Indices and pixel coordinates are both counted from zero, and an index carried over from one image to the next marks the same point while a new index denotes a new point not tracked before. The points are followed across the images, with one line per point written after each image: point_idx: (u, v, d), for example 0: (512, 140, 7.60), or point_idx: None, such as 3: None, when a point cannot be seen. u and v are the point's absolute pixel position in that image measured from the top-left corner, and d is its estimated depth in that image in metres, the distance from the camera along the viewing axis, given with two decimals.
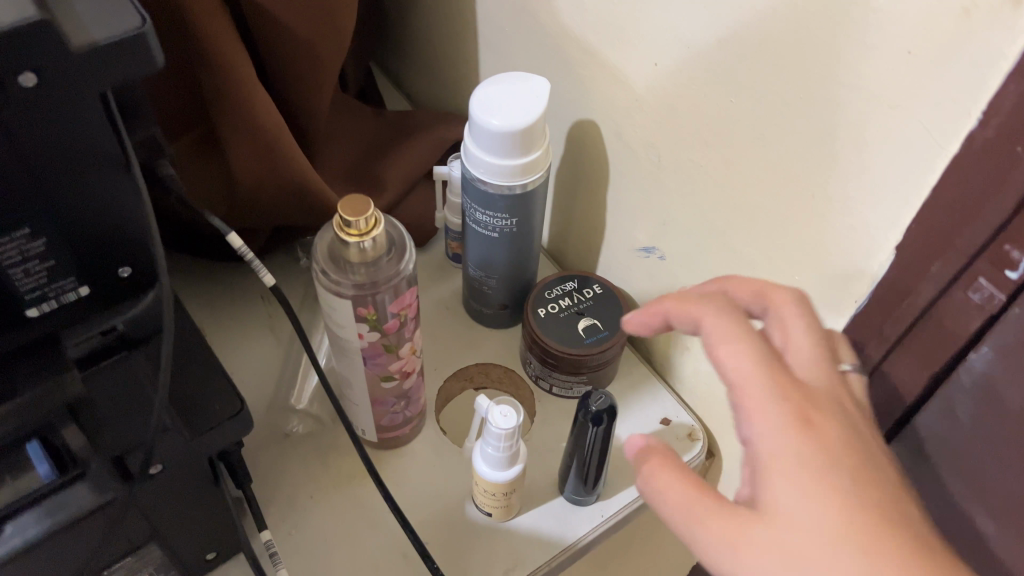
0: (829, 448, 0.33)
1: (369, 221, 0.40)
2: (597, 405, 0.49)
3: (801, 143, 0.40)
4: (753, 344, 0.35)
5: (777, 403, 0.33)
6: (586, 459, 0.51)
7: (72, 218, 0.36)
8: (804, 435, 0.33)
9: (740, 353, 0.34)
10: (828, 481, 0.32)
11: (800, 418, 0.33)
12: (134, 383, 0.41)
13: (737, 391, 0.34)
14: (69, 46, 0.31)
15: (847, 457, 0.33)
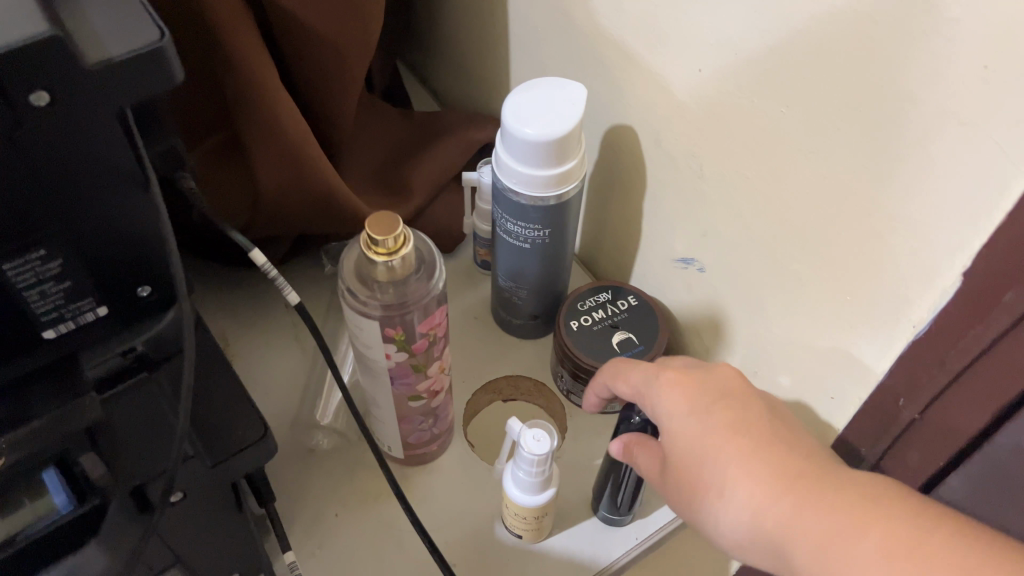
0: (701, 398, 0.43)
1: (398, 239, 0.38)
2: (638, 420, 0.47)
3: (858, 158, 0.38)
4: (632, 366, 0.47)
5: (655, 385, 0.45)
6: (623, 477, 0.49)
7: (87, 238, 0.34)
8: (682, 392, 0.43)
9: (631, 371, 0.47)
10: (713, 430, 0.41)
11: (677, 381, 0.44)
12: (155, 407, 0.40)
13: (636, 392, 0.46)
14: (83, 61, 0.30)
15: (720, 402, 0.42)
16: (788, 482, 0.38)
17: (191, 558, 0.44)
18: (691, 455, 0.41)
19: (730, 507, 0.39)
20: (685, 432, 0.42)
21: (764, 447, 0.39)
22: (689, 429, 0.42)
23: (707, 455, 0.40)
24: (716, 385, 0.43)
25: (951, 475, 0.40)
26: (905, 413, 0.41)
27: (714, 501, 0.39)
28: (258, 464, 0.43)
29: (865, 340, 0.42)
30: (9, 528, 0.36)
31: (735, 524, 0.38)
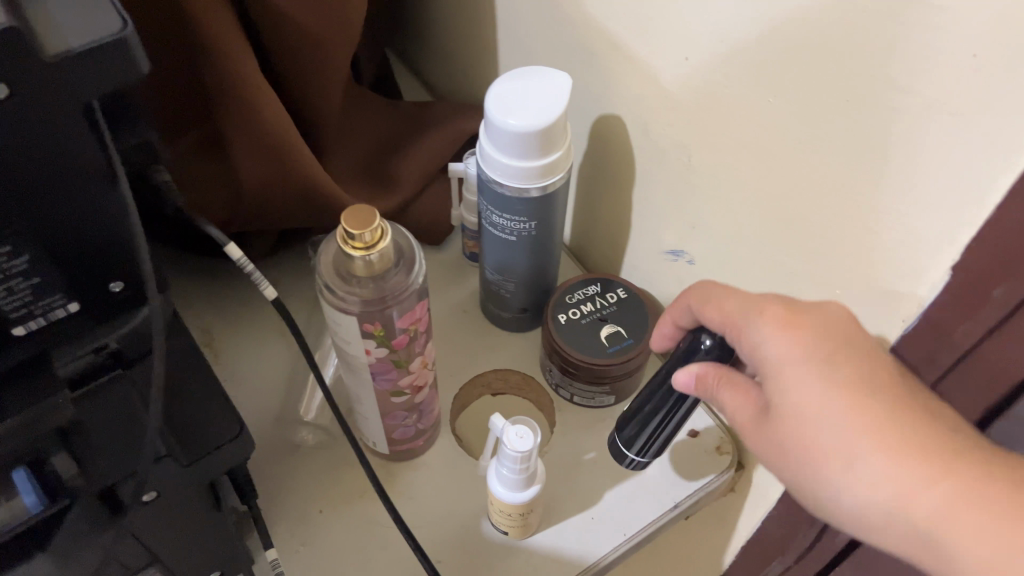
0: (821, 343, 0.36)
1: (375, 233, 0.38)
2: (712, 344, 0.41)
3: (846, 150, 0.37)
4: (722, 295, 0.40)
5: (757, 322, 0.38)
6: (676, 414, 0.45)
7: (54, 232, 0.33)
8: (798, 334, 0.36)
9: (724, 300, 0.40)
10: (839, 393, 0.35)
11: (785, 320, 0.37)
12: (128, 409, 0.39)
13: (727, 325, 0.40)
14: (42, 52, 0.29)
15: (843, 351, 0.36)
16: (946, 460, 0.32)
17: (168, 557, 0.44)
18: (811, 417, 0.35)
19: (860, 481, 0.34)
20: (808, 387, 0.35)
21: (891, 406, 0.34)
22: (810, 387, 0.35)
23: (829, 419, 0.35)
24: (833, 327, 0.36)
25: None
26: None
27: (834, 476, 0.35)
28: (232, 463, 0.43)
29: None
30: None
31: (857, 504, 0.34)
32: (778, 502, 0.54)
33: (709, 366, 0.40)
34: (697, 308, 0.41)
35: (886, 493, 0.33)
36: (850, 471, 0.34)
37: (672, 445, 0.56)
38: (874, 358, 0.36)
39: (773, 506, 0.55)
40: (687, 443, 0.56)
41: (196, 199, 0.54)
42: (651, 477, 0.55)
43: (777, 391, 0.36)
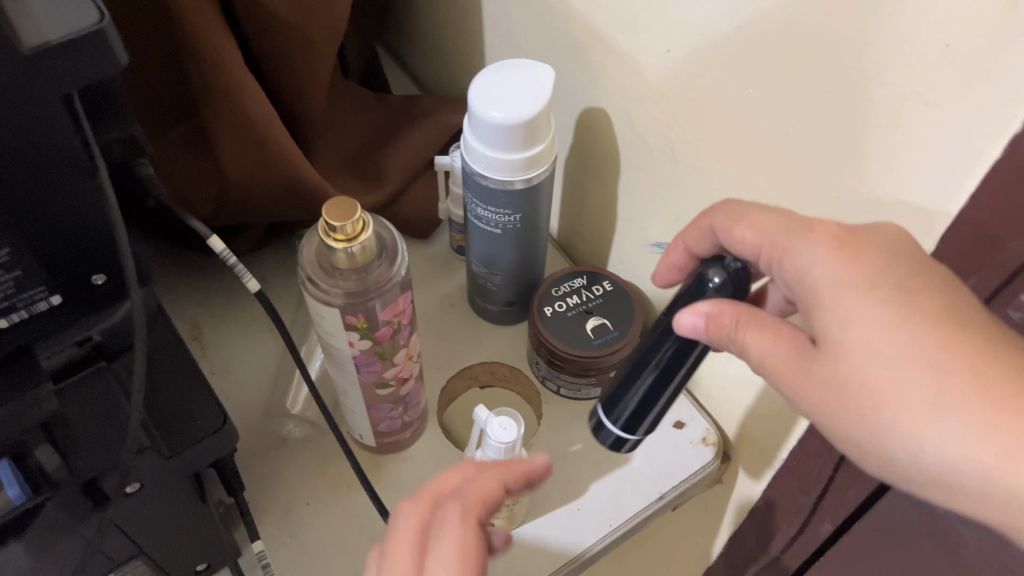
0: (890, 255, 0.32)
1: (357, 225, 0.38)
2: (722, 278, 0.36)
3: (825, 142, 0.37)
4: (761, 213, 0.36)
5: (809, 240, 0.33)
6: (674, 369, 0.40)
7: (33, 224, 0.33)
8: (863, 249, 0.32)
9: (760, 218, 0.36)
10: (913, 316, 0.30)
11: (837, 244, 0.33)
12: (112, 401, 0.39)
13: (763, 247, 0.36)
14: (19, 44, 0.29)
15: (917, 270, 0.31)
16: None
17: (153, 548, 0.44)
18: (871, 343, 0.31)
19: (925, 415, 0.30)
20: (882, 306, 0.31)
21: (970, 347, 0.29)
22: (875, 308, 0.31)
23: (891, 345, 0.30)
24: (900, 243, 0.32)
25: None
26: None
27: (888, 411, 0.30)
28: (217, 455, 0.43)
29: None
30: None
31: (908, 456, 0.31)
32: (764, 493, 0.54)
33: (726, 303, 0.35)
34: (727, 233, 0.37)
35: (946, 434, 0.29)
36: (908, 407, 0.30)
37: (658, 438, 0.56)
38: (946, 276, 0.32)
39: (759, 498, 0.55)
40: (673, 434, 0.56)
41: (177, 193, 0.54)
42: (637, 469, 0.55)
43: (834, 313, 0.32)
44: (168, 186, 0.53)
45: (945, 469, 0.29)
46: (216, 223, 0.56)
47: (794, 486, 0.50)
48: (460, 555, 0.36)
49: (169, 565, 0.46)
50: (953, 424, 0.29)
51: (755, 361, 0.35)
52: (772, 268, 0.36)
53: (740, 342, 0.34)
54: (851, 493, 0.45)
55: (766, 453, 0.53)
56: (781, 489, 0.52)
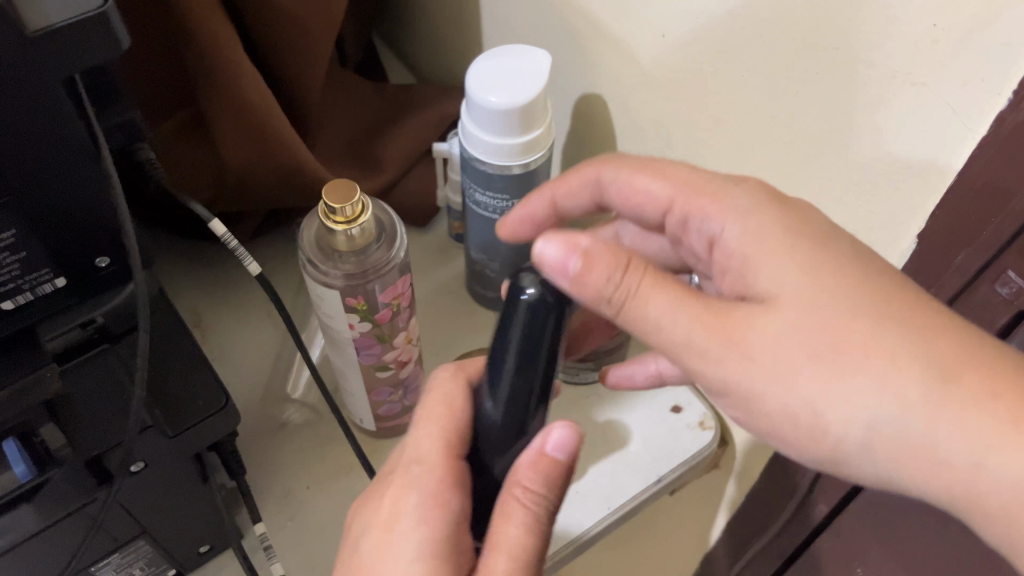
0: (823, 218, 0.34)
1: (356, 207, 0.39)
2: (537, 290, 0.33)
3: (816, 123, 0.38)
4: (671, 165, 0.39)
5: (742, 188, 0.35)
6: (528, 397, 0.35)
7: (38, 208, 0.34)
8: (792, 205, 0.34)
9: (667, 168, 0.39)
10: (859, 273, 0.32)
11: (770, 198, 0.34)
12: (114, 380, 0.40)
13: (670, 195, 0.38)
14: (24, 27, 0.30)
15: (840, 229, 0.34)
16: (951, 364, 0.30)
17: (157, 528, 0.45)
18: (816, 293, 0.31)
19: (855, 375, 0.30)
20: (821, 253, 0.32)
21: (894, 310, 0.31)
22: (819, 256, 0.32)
23: (840, 300, 0.31)
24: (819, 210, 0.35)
25: None
26: None
27: (849, 363, 0.30)
28: (220, 436, 0.44)
29: None
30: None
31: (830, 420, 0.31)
32: (760, 475, 0.55)
33: (607, 247, 0.33)
34: (629, 183, 0.40)
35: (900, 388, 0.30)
36: (862, 356, 0.30)
37: (656, 422, 0.57)
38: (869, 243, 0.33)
39: (755, 480, 0.56)
40: (671, 419, 0.57)
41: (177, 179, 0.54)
42: (634, 453, 0.56)
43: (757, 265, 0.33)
44: (168, 173, 0.54)
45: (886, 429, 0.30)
46: (217, 211, 0.57)
47: (788, 469, 0.51)
48: (443, 415, 0.38)
49: (172, 547, 0.47)
50: (896, 375, 0.30)
51: (643, 319, 0.33)
52: (685, 221, 0.38)
53: (636, 292, 0.32)
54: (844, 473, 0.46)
55: (762, 435, 0.54)
56: (776, 471, 0.53)
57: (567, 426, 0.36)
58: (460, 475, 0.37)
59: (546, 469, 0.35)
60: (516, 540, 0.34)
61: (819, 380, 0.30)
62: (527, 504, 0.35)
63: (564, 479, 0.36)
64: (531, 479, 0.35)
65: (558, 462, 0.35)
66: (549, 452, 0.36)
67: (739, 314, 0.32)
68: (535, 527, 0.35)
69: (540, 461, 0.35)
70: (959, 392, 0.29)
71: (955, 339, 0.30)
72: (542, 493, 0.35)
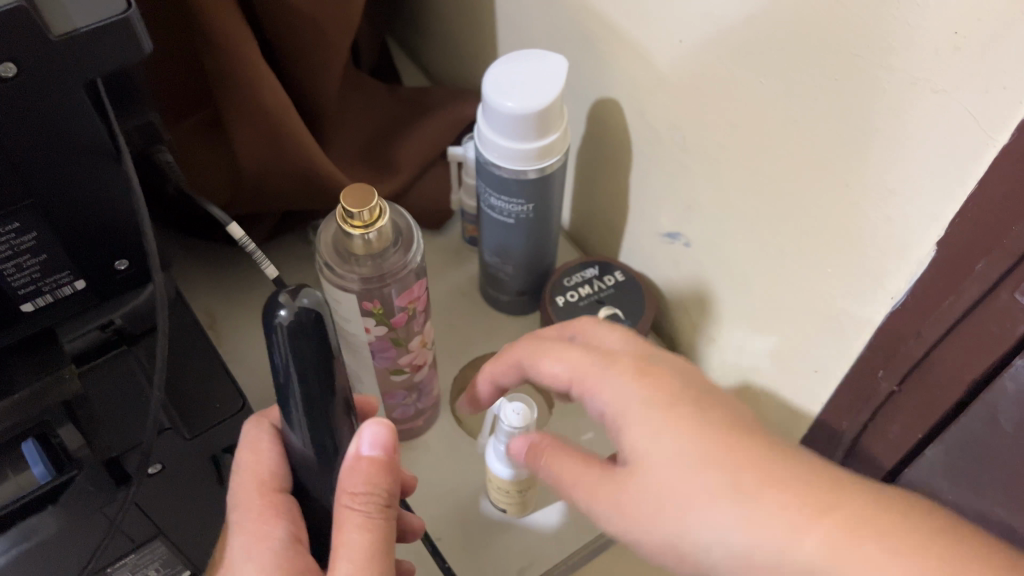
0: (682, 392, 0.41)
1: (373, 212, 0.39)
2: (291, 307, 0.30)
3: (834, 128, 0.37)
4: (559, 347, 0.46)
5: (615, 372, 0.43)
6: (325, 408, 0.34)
7: (61, 212, 0.35)
8: (654, 379, 0.42)
9: (559, 350, 0.45)
10: (705, 430, 0.39)
11: (638, 372, 0.42)
12: (130, 381, 0.42)
13: (572, 378, 0.45)
14: (49, 32, 0.30)
15: (704, 400, 0.41)
16: (794, 493, 0.36)
17: None
18: (667, 446, 0.39)
19: (702, 500, 0.37)
20: (675, 427, 0.39)
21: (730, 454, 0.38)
22: (679, 420, 0.39)
23: (687, 450, 0.38)
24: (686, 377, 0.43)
25: (929, 447, 0.41)
26: (885, 385, 0.42)
27: (697, 498, 0.37)
28: (236, 438, 0.44)
29: (846, 313, 0.42)
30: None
31: (719, 543, 0.37)
32: None
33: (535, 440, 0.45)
34: (539, 365, 0.46)
35: (732, 516, 0.36)
36: (698, 475, 0.38)
37: None
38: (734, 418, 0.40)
39: None
40: None
41: (193, 182, 0.55)
42: None
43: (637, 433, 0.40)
44: (185, 176, 0.54)
45: (732, 545, 0.36)
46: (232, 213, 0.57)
47: None
48: (253, 460, 0.38)
49: None
50: (733, 512, 0.37)
51: (565, 480, 0.42)
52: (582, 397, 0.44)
53: (547, 470, 0.43)
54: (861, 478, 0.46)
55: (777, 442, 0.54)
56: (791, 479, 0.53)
57: (376, 424, 0.36)
58: (283, 505, 0.38)
59: (367, 472, 0.35)
60: (357, 546, 0.35)
61: (677, 523, 0.38)
62: (359, 510, 0.35)
63: (392, 472, 0.36)
64: (356, 484, 0.35)
65: (374, 458, 0.36)
66: (365, 454, 0.36)
67: (619, 479, 0.40)
68: (375, 527, 0.35)
69: (359, 466, 0.35)
70: (777, 508, 0.36)
71: (793, 470, 0.37)
72: (372, 494, 0.36)
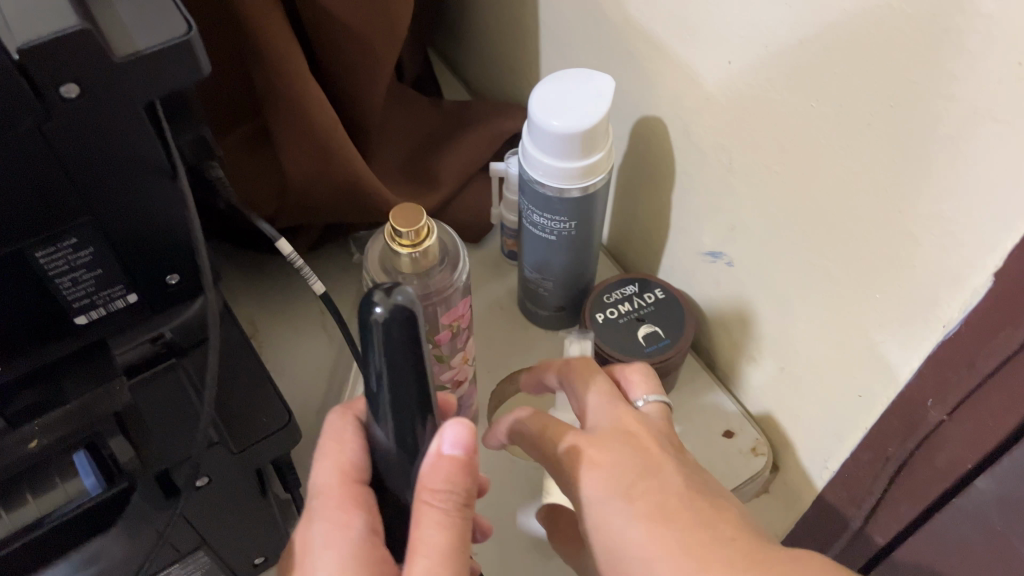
0: (620, 479, 0.42)
1: (421, 231, 0.39)
2: (385, 305, 0.30)
3: (888, 154, 0.37)
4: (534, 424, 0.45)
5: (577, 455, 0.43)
6: (410, 409, 0.33)
7: (117, 227, 0.35)
8: (602, 478, 0.42)
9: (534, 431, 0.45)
10: (631, 524, 0.40)
11: (591, 461, 0.42)
12: (181, 395, 0.41)
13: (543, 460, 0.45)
14: (112, 54, 0.30)
15: (639, 484, 0.41)
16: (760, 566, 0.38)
17: (215, 540, 0.46)
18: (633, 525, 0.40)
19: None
20: (607, 526, 0.41)
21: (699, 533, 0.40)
22: (614, 516, 0.41)
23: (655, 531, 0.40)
24: (633, 461, 0.42)
25: (978, 478, 0.40)
26: (933, 415, 0.41)
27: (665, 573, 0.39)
28: (280, 453, 0.44)
29: (894, 339, 0.42)
30: (40, 508, 0.38)
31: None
32: (810, 503, 0.55)
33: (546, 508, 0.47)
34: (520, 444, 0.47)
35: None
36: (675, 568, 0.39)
37: (707, 446, 0.59)
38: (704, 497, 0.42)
39: (806, 509, 0.56)
40: (724, 445, 0.59)
41: (239, 195, 0.55)
42: None
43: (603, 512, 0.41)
44: (232, 188, 0.55)
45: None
46: (277, 225, 0.58)
47: (843, 498, 0.51)
48: (335, 451, 0.38)
49: (229, 557, 0.48)
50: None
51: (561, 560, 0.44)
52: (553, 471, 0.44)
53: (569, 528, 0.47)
54: (903, 506, 0.46)
55: (816, 464, 0.53)
56: (828, 502, 0.52)
57: (459, 423, 0.34)
58: (362, 498, 0.37)
59: (448, 471, 0.34)
60: (436, 544, 0.34)
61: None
62: (437, 507, 0.34)
63: (473, 471, 0.35)
64: (436, 482, 0.34)
65: (455, 459, 0.34)
66: (446, 452, 0.34)
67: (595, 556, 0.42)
68: (453, 525, 0.34)
69: (440, 465, 0.34)
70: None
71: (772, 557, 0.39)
72: (452, 492, 0.34)
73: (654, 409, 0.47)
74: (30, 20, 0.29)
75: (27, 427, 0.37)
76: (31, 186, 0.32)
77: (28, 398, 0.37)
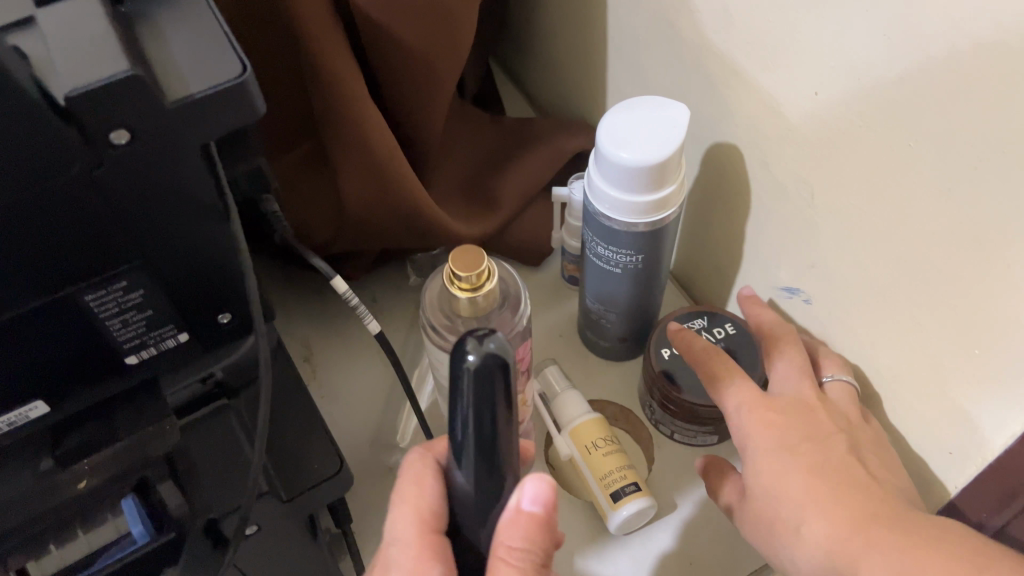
0: (791, 438, 0.44)
1: (481, 274, 0.37)
2: (479, 352, 0.28)
3: (999, 203, 0.33)
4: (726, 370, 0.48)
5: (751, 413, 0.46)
6: (497, 455, 0.31)
7: (169, 269, 0.34)
8: (775, 435, 0.45)
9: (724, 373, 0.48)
10: (796, 478, 0.43)
11: (768, 423, 0.45)
12: (231, 440, 0.40)
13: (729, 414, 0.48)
14: (164, 99, 0.28)
15: (806, 444, 0.44)
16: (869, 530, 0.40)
17: None
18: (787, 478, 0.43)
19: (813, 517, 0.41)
20: (767, 478, 0.44)
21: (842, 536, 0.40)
22: (771, 467, 0.44)
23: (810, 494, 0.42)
24: (807, 428, 0.45)
25: None
26: None
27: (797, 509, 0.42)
28: (337, 495, 0.43)
29: (992, 400, 0.38)
30: (92, 544, 0.37)
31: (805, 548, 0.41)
32: None
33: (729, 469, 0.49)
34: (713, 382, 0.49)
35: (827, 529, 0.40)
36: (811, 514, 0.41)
37: None
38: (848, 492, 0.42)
39: None
40: None
41: (293, 221, 0.55)
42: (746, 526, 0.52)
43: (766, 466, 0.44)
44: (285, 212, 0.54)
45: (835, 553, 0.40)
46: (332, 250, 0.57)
47: None
48: (415, 492, 0.36)
49: None
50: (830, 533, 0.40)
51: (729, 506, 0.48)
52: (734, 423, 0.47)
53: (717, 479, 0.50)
54: None
55: None
56: None
57: (540, 478, 0.33)
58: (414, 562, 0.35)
59: (527, 528, 0.33)
60: None
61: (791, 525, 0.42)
62: (514, 566, 0.33)
63: (551, 529, 0.34)
64: (515, 539, 0.33)
65: (535, 515, 0.33)
66: (526, 508, 0.33)
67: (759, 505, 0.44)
68: None
69: (519, 521, 0.33)
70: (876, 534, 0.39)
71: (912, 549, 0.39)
72: (530, 551, 0.33)
73: (840, 389, 0.46)
74: (77, 65, 0.27)
75: (76, 467, 0.37)
76: (75, 230, 0.30)
77: (78, 438, 0.37)
